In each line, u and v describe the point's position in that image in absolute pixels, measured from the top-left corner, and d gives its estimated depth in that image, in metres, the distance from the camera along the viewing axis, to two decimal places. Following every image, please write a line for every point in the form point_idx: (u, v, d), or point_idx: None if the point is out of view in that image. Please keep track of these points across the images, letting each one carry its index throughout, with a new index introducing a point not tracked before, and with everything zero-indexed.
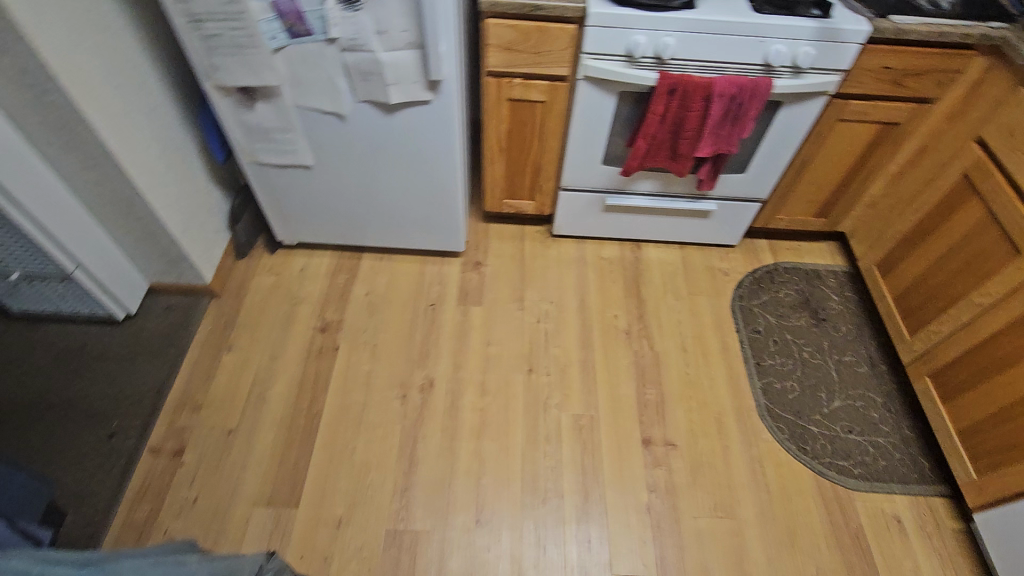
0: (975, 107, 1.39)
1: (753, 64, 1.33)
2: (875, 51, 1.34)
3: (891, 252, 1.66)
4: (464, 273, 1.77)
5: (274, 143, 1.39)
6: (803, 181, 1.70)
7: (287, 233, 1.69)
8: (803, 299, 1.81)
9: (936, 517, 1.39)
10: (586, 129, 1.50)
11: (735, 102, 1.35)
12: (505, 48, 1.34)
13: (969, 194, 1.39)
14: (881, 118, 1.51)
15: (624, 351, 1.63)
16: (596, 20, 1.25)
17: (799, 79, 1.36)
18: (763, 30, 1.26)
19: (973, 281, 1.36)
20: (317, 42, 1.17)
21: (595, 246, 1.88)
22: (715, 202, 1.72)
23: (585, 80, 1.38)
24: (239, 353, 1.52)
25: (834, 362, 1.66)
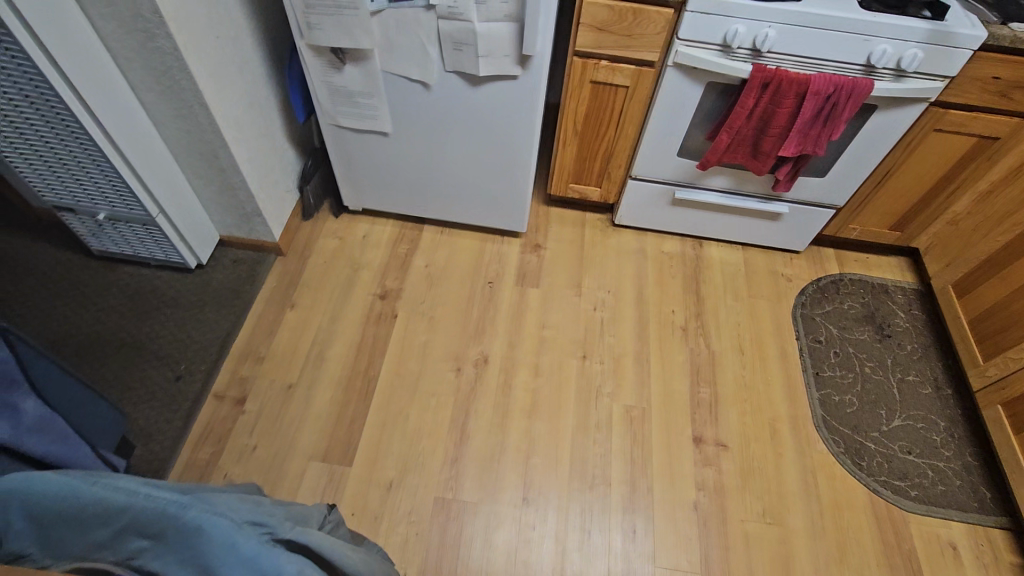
0: None
1: (854, 63, 1.28)
2: (986, 59, 1.28)
3: (970, 273, 1.60)
4: (523, 254, 1.76)
5: (356, 107, 1.41)
6: (883, 191, 1.64)
7: (355, 198, 1.71)
8: (868, 313, 1.75)
9: (994, 549, 1.35)
10: (667, 118, 1.47)
11: (830, 101, 1.30)
12: (596, 27, 1.32)
13: None
14: (980, 132, 1.44)
15: (679, 347, 1.61)
16: (697, 5, 1.22)
17: (900, 83, 1.30)
18: (871, 28, 1.21)
19: None
20: (415, 8, 1.17)
21: (656, 239, 1.85)
22: (787, 204, 1.68)
23: (674, 67, 1.35)
24: (301, 311, 1.56)
25: (896, 380, 1.61)
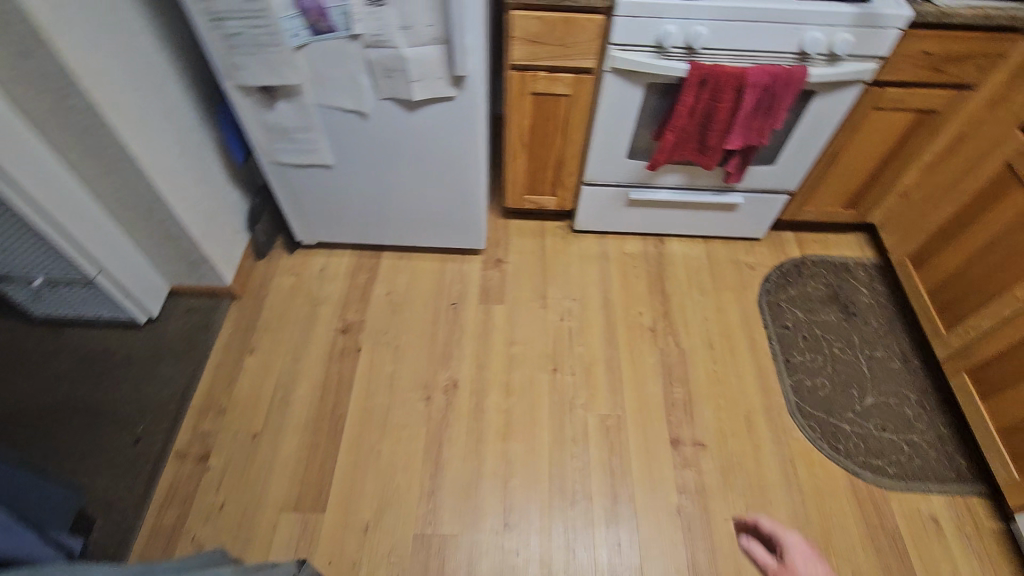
0: (1018, 92, 1.32)
1: (787, 53, 1.28)
2: (915, 37, 1.29)
3: (925, 245, 1.62)
4: (485, 271, 1.74)
5: (294, 142, 1.37)
6: (833, 172, 1.65)
7: (307, 233, 1.67)
8: (831, 293, 1.77)
9: (974, 518, 1.37)
10: (612, 123, 1.46)
11: (768, 92, 1.30)
12: (530, 40, 1.30)
13: (1012, 184, 1.33)
14: (918, 107, 1.45)
15: (649, 349, 1.60)
16: (626, 10, 1.21)
17: (834, 67, 1.30)
18: (799, 17, 1.21)
19: (1016, 275, 1.31)
20: (340, 39, 1.14)
21: (618, 241, 1.85)
22: (742, 195, 1.68)
23: (612, 73, 1.34)
24: (262, 355, 1.51)
25: (865, 358, 1.63)
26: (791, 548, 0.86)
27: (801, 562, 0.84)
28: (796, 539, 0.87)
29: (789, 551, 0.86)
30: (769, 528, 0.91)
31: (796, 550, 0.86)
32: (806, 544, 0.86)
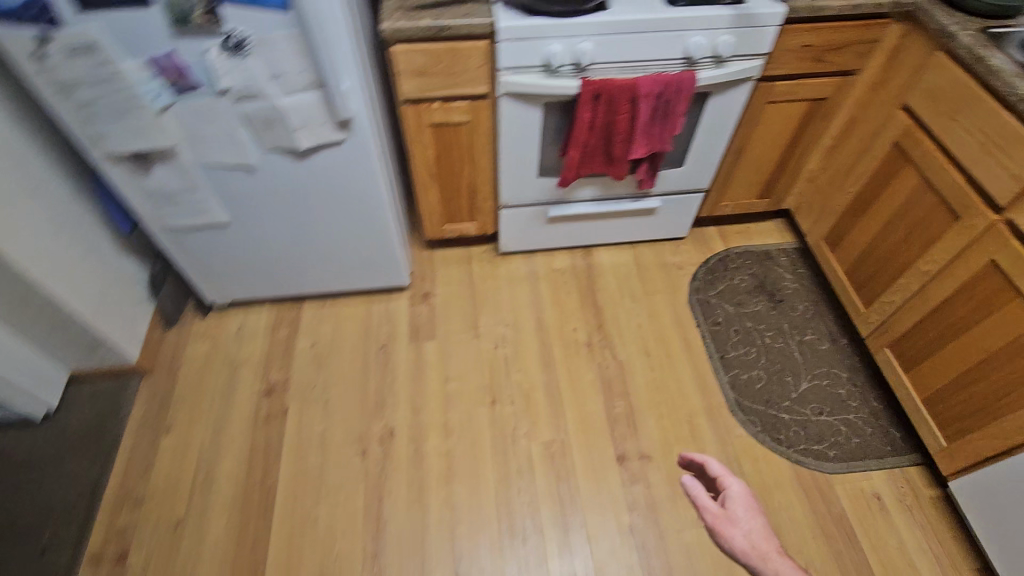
0: (896, 74, 1.37)
1: (674, 59, 1.28)
2: (793, 31, 1.31)
3: (835, 226, 1.66)
4: (413, 307, 1.69)
5: (181, 205, 1.28)
6: (741, 166, 1.68)
7: (217, 293, 1.58)
8: (758, 283, 1.80)
9: (913, 489, 1.41)
10: (516, 145, 1.43)
11: (662, 100, 1.30)
12: (416, 73, 1.25)
13: (902, 162, 1.38)
14: (809, 96, 1.49)
15: (587, 366, 1.59)
16: (508, 34, 1.18)
17: (722, 68, 1.30)
18: (680, 23, 1.21)
19: (918, 249, 1.35)
20: (207, 96, 1.07)
21: (545, 258, 1.83)
22: (658, 199, 1.69)
23: (506, 96, 1.31)
24: (180, 433, 1.41)
25: (796, 343, 1.66)
26: (734, 498, 0.88)
27: (737, 508, 0.88)
28: (740, 488, 0.89)
29: (732, 499, 0.88)
30: (716, 473, 0.92)
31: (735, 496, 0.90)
32: (748, 493, 0.90)
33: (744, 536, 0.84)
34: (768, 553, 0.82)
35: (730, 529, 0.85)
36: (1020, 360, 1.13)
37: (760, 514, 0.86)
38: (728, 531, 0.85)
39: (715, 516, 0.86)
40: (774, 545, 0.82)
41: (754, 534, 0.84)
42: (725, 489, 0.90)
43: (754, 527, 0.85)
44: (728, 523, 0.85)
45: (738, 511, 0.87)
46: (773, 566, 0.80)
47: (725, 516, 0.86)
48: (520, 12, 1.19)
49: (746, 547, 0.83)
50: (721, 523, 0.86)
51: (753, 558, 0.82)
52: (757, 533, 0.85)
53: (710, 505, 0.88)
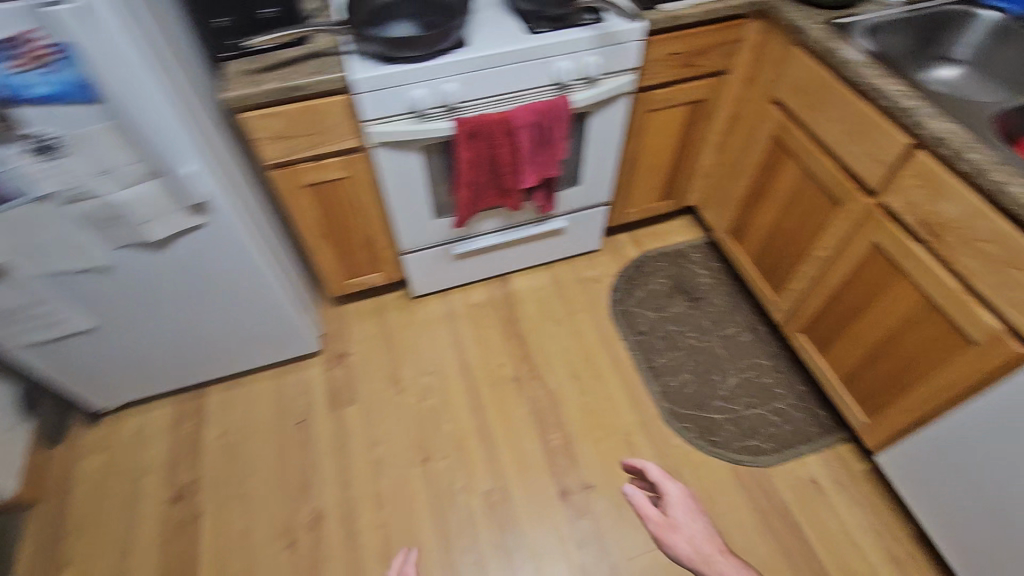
0: (763, 69, 1.39)
1: (545, 86, 1.24)
2: (658, 41, 1.30)
3: (736, 219, 1.69)
4: (328, 371, 1.59)
5: (33, 320, 1.14)
6: (638, 174, 1.67)
7: (104, 398, 1.43)
8: (675, 283, 1.81)
9: (846, 466, 1.46)
10: (403, 193, 1.36)
11: (541, 128, 1.28)
12: (275, 138, 1.16)
13: (783, 154, 1.40)
14: (688, 99, 1.49)
15: (517, 402, 1.54)
16: (364, 85, 1.10)
17: (595, 88, 1.28)
18: (542, 51, 1.17)
19: (811, 237, 1.38)
20: (27, 204, 0.94)
21: (462, 294, 1.77)
22: (563, 218, 1.66)
23: (379, 147, 1.23)
24: (82, 566, 1.27)
25: (719, 339, 1.68)
26: (676, 504, 0.93)
27: (678, 515, 0.92)
28: (680, 490, 0.95)
29: (675, 507, 0.93)
30: (657, 476, 0.97)
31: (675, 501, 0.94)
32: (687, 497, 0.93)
33: (686, 542, 0.88)
34: (710, 555, 0.87)
35: (673, 536, 0.89)
36: (916, 336, 1.16)
37: (700, 514, 0.92)
38: (671, 537, 0.88)
39: (658, 524, 0.90)
40: (717, 544, 0.87)
41: (694, 541, 0.89)
42: (664, 495, 0.96)
43: (695, 532, 0.90)
44: (670, 530, 0.90)
45: (680, 516, 0.92)
46: (716, 568, 0.84)
47: (664, 521, 0.91)
48: (374, 60, 1.12)
49: (690, 552, 0.87)
50: (663, 532, 0.90)
51: (697, 562, 0.86)
52: (698, 539, 0.90)
53: (652, 513, 0.91)
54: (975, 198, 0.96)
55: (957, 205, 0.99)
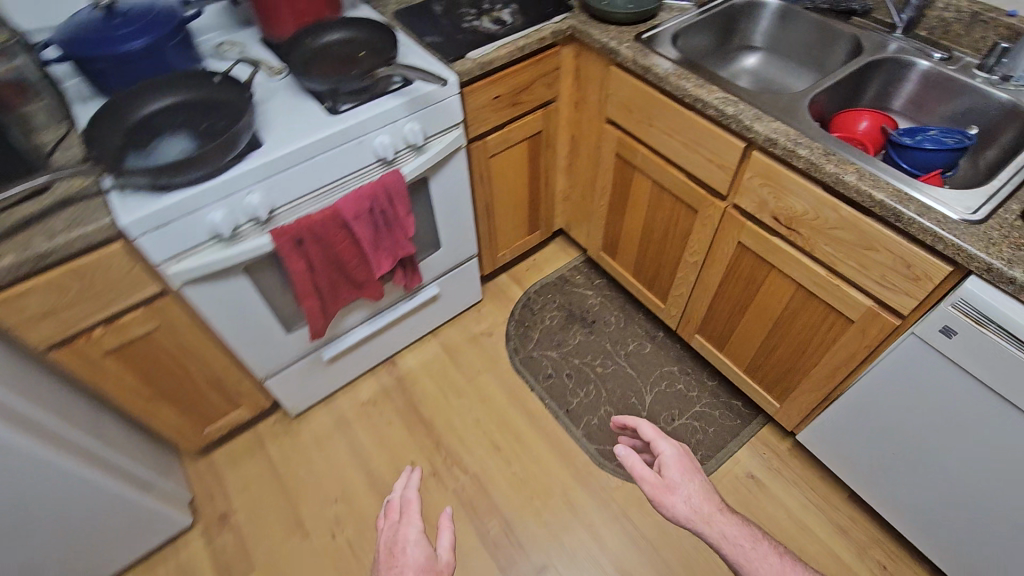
0: (589, 92, 1.36)
1: (368, 166, 1.09)
2: (477, 90, 1.20)
3: (606, 236, 1.65)
4: (213, 541, 1.32)
5: None
6: (499, 218, 1.58)
7: None
8: (567, 313, 1.75)
9: (773, 449, 1.49)
10: (239, 323, 1.15)
11: (377, 212, 1.12)
12: (41, 317, 0.90)
13: (631, 171, 1.38)
14: (526, 136, 1.41)
15: (443, 498, 1.40)
16: (140, 227, 0.88)
17: (425, 153, 1.16)
18: (352, 131, 1.02)
19: (679, 245, 1.37)
20: None
21: (349, 394, 1.58)
22: (434, 284, 1.53)
23: (188, 286, 1.01)
24: None
25: (624, 359, 1.65)
26: (672, 462, 0.85)
27: (674, 474, 0.84)
28: (675, 448, 0.87)
29: (670, 464, 0.85)
30: (649, 435, 0.89)
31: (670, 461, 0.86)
32: (683, 457, 0.85)
33: (684, 503, 0.80)
34: (711, 514, 0.79)
35: (670, 497, 0.80)
36: (800, 321, 1.18)
37: (696, 473, 0.84)
38: (668, 497, 0.80)
39: (652, 484, 0.81)
40: (717, 502, 0.79)
41: (694, 497, 0.80)
42: (656, 455, 0.87)
43: (691, 491, 0.82)
44: (667, 490, 0.81)
45: (676, 475, 0.83)
46: (717, 530, 0.77)
47: (661, 482, 0.82)
48: (147, 191, 0.91)
49: (688, 514, 0.79)
50: (660, 492, 0.81)
51: (697, 522, 0.78)
52: (696, 499, 0.81)
53: (646, 473, 0.82)
54: (816, 190, 0.97)
55: (802, 200, 1.00)
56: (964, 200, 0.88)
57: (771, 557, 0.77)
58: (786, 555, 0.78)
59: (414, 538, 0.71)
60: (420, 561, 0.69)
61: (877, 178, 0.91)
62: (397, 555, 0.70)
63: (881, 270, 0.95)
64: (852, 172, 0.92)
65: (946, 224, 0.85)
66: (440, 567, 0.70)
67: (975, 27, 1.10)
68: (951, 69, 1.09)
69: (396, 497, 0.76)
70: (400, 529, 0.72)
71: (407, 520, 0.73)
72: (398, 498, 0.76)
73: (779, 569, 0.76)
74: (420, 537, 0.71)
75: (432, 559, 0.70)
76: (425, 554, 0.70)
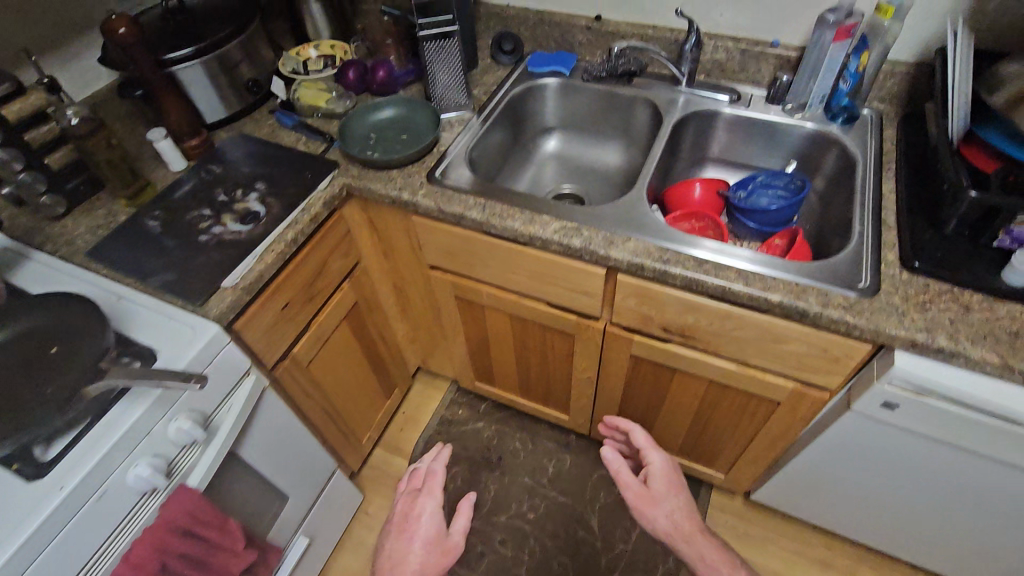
0: (396, 241, 1.11)
1: (131, 511, 0.72)
2: (253, 315, 0.87)
3: (475, 366, 1.42)
4: None
5: None
6: (346, 408, 1.25)
7: None
8: (468, 463, 1.49)
9: (732, 513, 1.39)
10: None
11: (171, 563, 0.74)
12: None
13: (479, 308, 1.16)
14: (340, 317, 1.11)
15: None
16: None
17: (216, 438, 0.80)
18: (81, 491, 0.65)
19: (564, 364, 1.19)
20: None
21: None
22: (300, 534, 1.16)
23: None
24: None
25: (551, 487, 1.43)
26: (659, 477, 0.96)
27: (658, 488, 0.94)
28: (665, 469, 0.97)
29: (655, 478, 0.96)
30: (641, 449, 1.01)
31: (657, 471, 0.97)
32: (669, 469, 0.96)
33: (664, 518, 0.88)
34: (690, 533, 0.85)
35: (652, 510, 0.89)
36: (722, 410, 1.06)
37: (682, 496, 0.93)
38: (648, 509, 0.89)
39: (637, 494, 0.91)
40: (698, 523, 0.86)
41: (675, 515, 0.89)
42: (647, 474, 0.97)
43: (673, 509, 0.90)
44: (648, 503, 0.90)
45: (665, 492, 0.93)
46: (693, 548, 0.83)
47: (647, 494, 0.92)
48: None
49: (668, 528, 0.87)
50: (643, 502, 0.90)
51: (674, 537, 0.85)
52: (677, 515, 0.89)
53: (631, 482, 0.92)
54: (704, 301, 0.84)
55: (690, 312, 0.87)
56: (849, 267, 0.80)
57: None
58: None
59: (430, 510, 0.83)
60: (428, 533, 0.81)
61: (764, 275, 0.79)
62: (409, 520, 0.83)
63: (799, 359, 0.85)
64: (737, 277, 0.79)
65: (851, 304, 0.75)
66: (449, 544, 0.80)
67: (749, 62, 1.08)
68: (746, 109, 1.06)
69: (419, 469, 0.91)
70: (419, 498, 0.86)
71: (427, 495, 0.85)
72: (419, 472, 0.91)
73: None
74: (435, 510, 0.84)
75: (443, 533, 0.81)
76: (436, 528, 0.82)
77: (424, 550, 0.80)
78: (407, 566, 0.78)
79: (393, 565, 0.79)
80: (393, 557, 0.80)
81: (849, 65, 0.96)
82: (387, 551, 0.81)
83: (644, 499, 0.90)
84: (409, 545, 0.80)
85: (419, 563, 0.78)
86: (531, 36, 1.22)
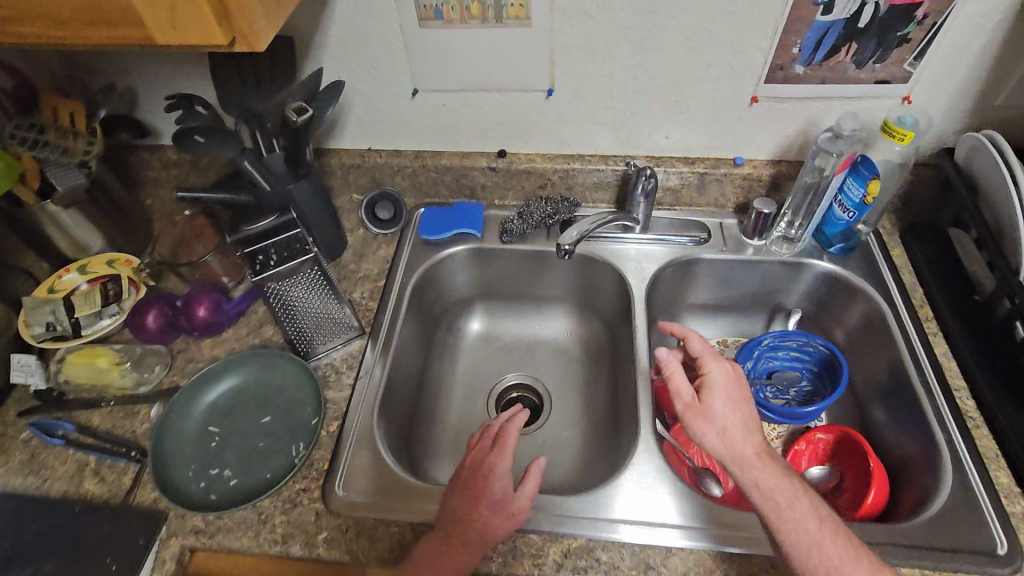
0: None
1: None
2: None
3: None
4: None
5: None
6: None
7: None
8: None
9: None
10: None
11: None
12: None
13: None
14: None
15: None
16: None
17: None
18: None
19: None
20: None
21: None
22: None
23: None
24: None
25: None
26: (720, 389, 0.59)
27: (717, 401, 0.58)
28: (726, 376, 0.60)
29: (713, 390, 0.59)
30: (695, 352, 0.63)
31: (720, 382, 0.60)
32: (739, 389, 0.59)
33: (718, 436, 0.56)
34: (749, 452, 0.54)
35: (701, 425, 0.57)
36: None
37: (748, 410, 0.58)
38: (700, 427, 0.57)
39: (686, 402, 0.58)
40: (760, 447, 0.54)
41: (735, 432, 0.56)
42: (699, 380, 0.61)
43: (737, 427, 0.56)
44: (700, 415, 0.57)
45: (720, 405, 0.57)
46: (753, 476, 0.53)
47: (697, 405, 0.58)
48: None
49: (717, 448, 0.55)
50: (689, 414, 0.58)
51: (728, 460, 0.54)
52: (739, 429, 0.56)
53: (680, 386, 0.59)
54: None
55: None
56: (968, 521, 0.58)
57: (809, 518, 0.50)
58: (827, 517, 0.51)
59: (502, 469, 0.58)
60: (497, 494, 0.56)
61: None
62: (475, 476, 0.58)
63: None
64: None
65: None
66: (515, 508, 0.55)
67: (710, 186, 0.83)
68: (724, 253, 0.82)
69: (496, 424, 0.64)
70: (490, 452, 0.60)
71: (500, 446, 0.60)
72: (497, 425, 0.64)
73: (815, 538, 0.49)
74: (508, 475, 0.58)
75: (509, 494, 0.56)
76: (504, 489, 0.57)
77: (489, 515, 0.55)
78: (469, 531, 0.53)
79: (454, 524, 0.54)
80: (460, 515, 0.55)
81: (848, 190, 0.73)
82: (452, 504, 0.56)
83: (693, 407, 0.58)
84: (473, 503, 0.55)
85: (484, 518, 0.54)
86: (412, 185, 0.88)
